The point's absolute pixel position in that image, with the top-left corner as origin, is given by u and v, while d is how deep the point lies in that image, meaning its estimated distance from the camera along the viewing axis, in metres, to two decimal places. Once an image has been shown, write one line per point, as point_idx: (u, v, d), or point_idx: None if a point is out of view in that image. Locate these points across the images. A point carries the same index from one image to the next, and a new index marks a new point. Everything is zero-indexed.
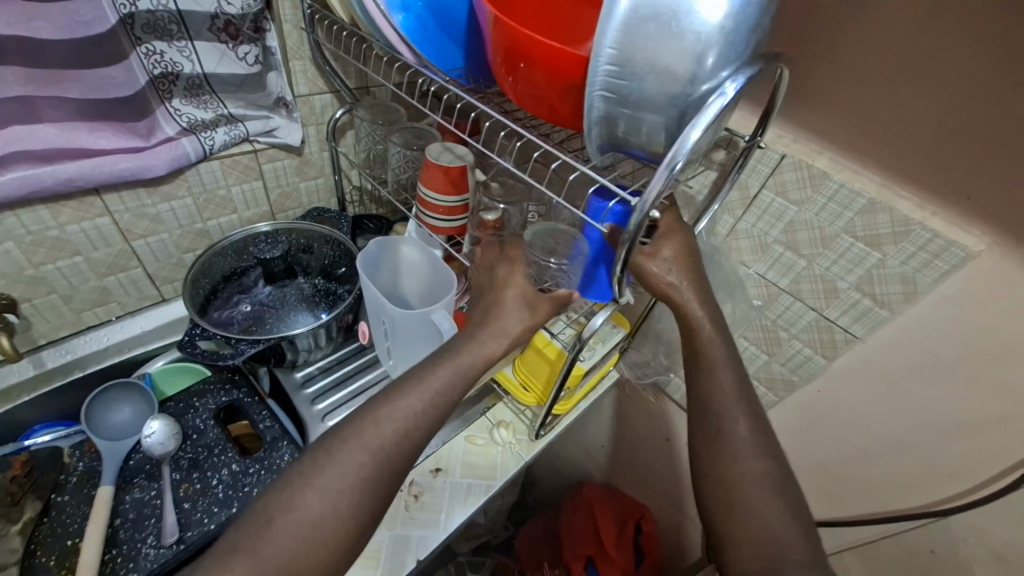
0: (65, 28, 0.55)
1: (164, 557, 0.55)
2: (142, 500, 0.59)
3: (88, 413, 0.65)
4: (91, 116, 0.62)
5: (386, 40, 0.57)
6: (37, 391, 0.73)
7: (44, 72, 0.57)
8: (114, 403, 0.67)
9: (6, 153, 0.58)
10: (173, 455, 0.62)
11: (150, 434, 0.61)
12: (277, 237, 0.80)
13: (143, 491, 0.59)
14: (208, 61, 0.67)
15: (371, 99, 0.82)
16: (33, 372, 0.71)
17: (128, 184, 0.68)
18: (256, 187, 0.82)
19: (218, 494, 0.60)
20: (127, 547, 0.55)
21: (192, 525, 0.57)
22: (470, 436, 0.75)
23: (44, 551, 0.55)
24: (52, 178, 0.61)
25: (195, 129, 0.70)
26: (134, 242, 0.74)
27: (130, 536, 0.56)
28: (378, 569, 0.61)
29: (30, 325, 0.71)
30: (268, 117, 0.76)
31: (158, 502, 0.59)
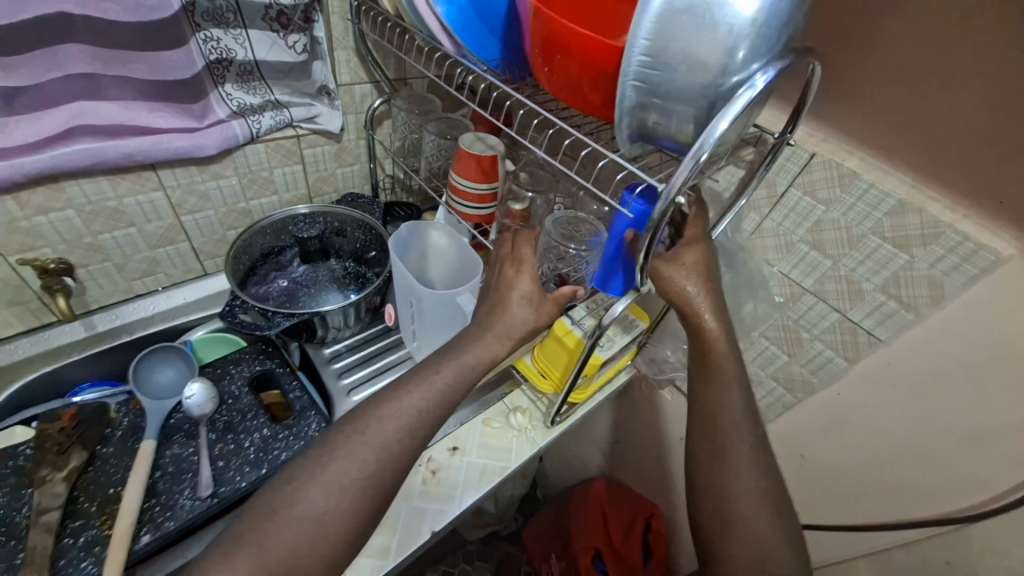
0: (133, 11, 0.59)
1: (198, 510, 0.58)
2: (180, 455, 0.62)
3: (136, 372, 0.69)
4: (151, 96, 0.67)
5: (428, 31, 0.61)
6: (86, 352, 0.78)
7: (112, 52, 0.61)
8: (157, 366, 0.71)
9: (72, 126, 0.63)
10: (209, 417, 0.66)
11: (190, 396, 0.64)
12: (314, 219, 0.84)
13: (181, 448, 0.63)
14: (260, 49, 0.71)
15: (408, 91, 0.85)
16: (85, 333, 0.76)
17: (182, 161, 0.73)
18: (296, 171, 0.86)
19: (249, 455, 0.63)
20: (165, 497, 0.58)
21: (225, 482, 0.60)
22: (487, 420, 0.77)
23: (86, 498, 0.58)
24: (113, 151, 0.66)
25: (244, 113, 0.74)
26: (183, 217, 0.79)
27: (168, 488, 0.59)
28: (394, 537, 0.63)
29: (85, 289, 0.76)
30: (311, 104, 0.80)
31: (195, 458, 0.62)
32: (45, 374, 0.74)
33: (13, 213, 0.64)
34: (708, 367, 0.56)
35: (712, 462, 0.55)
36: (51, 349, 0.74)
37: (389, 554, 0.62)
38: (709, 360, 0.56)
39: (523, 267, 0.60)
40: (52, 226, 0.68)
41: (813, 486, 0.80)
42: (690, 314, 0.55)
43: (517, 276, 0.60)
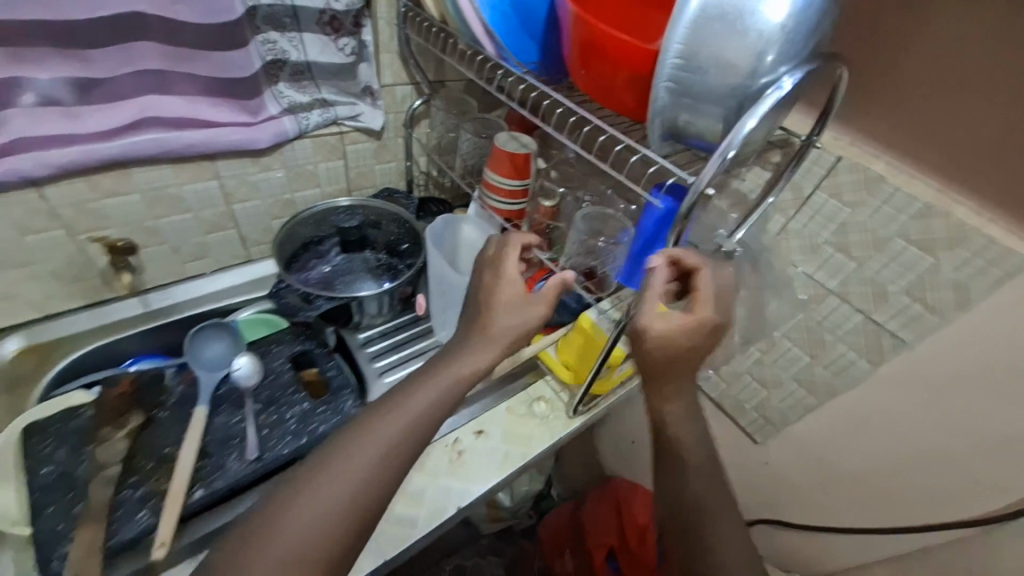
0: (204, 13, 0.65)
1: (242, 472, 0.62)
2: (228, 423, 0.66)
3: (189, 345, 0.73)
4: (215, 93, 0.73)
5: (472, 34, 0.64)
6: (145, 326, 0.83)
7: (182, 50, 0.67)
8: (205, 340, 0.74)
9: (143, 117, 0.69)
10: (256, 390, 0.71)
11: (237, 368, 0.71)
12: (354, 212, 0.89)
13: (229, 416, 0.67)
14: (311, 51, 0.76)
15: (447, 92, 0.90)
16: (142, 309, 0.82)
17: (237, 153, 0.78)
18: (338, 166, 0.91)
19: (290, 427, 0.67)
20: (215, 459, 0.63)
21: (269, 449, 0.65)
22: (511, 407, 0.79)
23: (142, 456, 0.62)
24: (178, 142, 0.72)
25: (294, 110, 0.80)
26: (234, 206, 0.84)
27: (218, 451, 0.64)
28: (421, 512, 0.66)
29: (144, 269, 0.82)
30: (354, 103, 0.85)
31: (242, 426, 0.66)
32: (102, 345, 0.79)
33: (86, 195, 0.70)
34: (654, 393, 0.57)
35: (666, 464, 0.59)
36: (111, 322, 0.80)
37: (412, 528, 0.65)
38: (665, 387, 0.56)
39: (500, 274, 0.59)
40: (119, 209, 0.74)
41: (834, 491, 0.80)
42: (654, 360, 0.53)
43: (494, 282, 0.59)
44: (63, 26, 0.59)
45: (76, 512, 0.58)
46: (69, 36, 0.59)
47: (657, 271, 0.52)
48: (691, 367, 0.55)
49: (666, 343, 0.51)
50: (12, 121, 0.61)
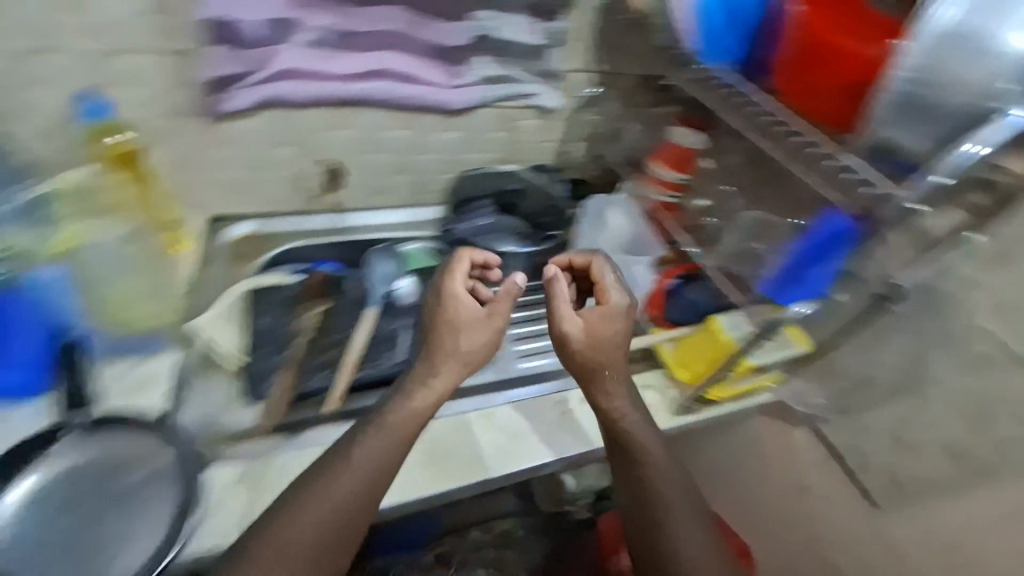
0: None
1: (392, 367, 0.73)
2: (387, 328, 0.78)
3: (367, 258, 0.88)
4: (432, 56, 0.80)
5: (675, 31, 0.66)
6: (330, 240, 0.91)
7: (420, 17, 0.76)
8: (382, 258, 0.87)
9: (378, 68, 0.78)
10: (412, 307, 0.82)
11: (401, 286, 0.83)
12: (514, 177, 0.97)
13: (389, 323, 0.79)
14: (514, 30, 0.83)
15: (623, 84, 0.93)
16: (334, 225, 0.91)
17: (430, 110, 0.87)
18: (504, 138, 0.97)
19: None
20: (375, 353, 0.75)
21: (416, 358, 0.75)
22: None
23: (324, 335, 0.75)
24: (397, 94, 0.81)
25: (487, 82, 0.87)
26: (416, 156, 0.90)
27: (378, 347, 0.76)
28: (519, 451, 0.69)
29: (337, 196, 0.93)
30: (532, 83, 0.91)
31: (397, 334, 0.78)
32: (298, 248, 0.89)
33: (316, 125, 0.81)
34: (600, 394, 0.61)
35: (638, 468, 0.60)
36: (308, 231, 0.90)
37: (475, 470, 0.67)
38: (603, 382, 0.61)
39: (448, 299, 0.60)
40: (336, 142, 0.83)
41: None
42: (580, 360, 0.61)
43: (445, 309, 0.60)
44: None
45: (274, 362, 0.71)
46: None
47: (552, 282, 0.62)
48: (620, 369, 0.61)
49: (591, 341, 0.60)
50: (275, 56, 0.71)
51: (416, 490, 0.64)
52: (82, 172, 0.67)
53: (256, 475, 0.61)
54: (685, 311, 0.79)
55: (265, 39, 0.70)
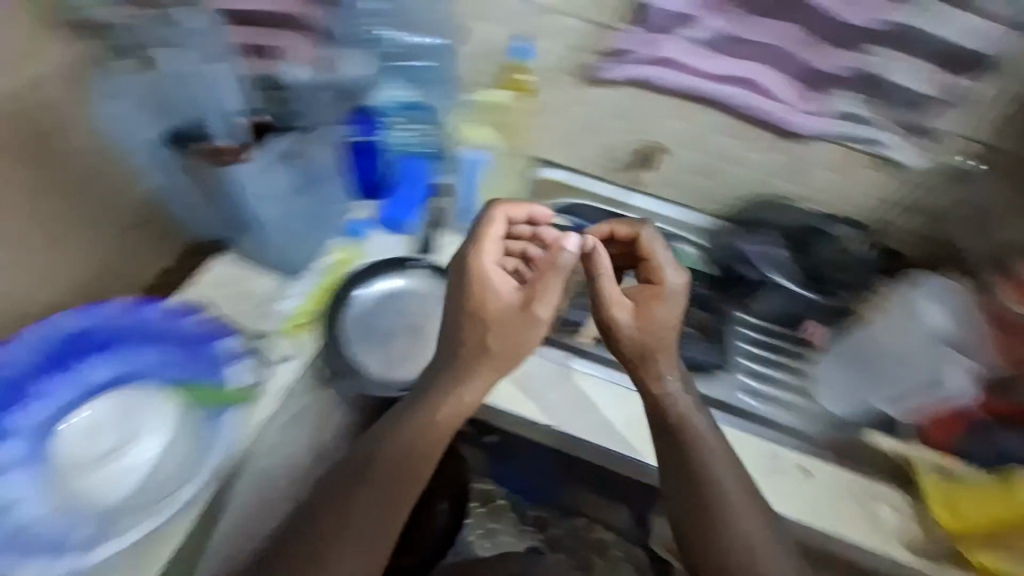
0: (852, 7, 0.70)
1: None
2: None
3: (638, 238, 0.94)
4: (800, 78, 0.77)
5: None
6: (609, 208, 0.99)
7: (808, 38, 0.73)
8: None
9: (738, 75, 0.79)
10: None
11: None
12: (826, 222, 0.89)
13: None
14: (911, 76, 0.73)
15: (1014, 167, 0.78)
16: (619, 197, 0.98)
17: (767, 127, 0.84)
18: (830, 179, 0.87)
19: None
20: None
21: None
22: (849, 483, 0.76)
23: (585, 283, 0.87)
24: (744, 103, 0.82)
25: (844, 117, 0.79)
26: (728, 166, 0.90)
27: None
28: None
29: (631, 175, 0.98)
30: (883, 130, 0.79)
31: None
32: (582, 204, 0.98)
33: (662, 112, 0.87)
34: (648, 374, 0.66)
35: (700, 475, 0.64)
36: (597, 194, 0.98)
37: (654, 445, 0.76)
38: (657, 364, 0.66)
39: (489, 280, 0.62)
40: (668, 130, 0.89)
41: None
42: (629, 348, 0.66)
43: (492, 288, 0.62)
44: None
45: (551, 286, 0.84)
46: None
47: (592, 257, 0.67)
48: (670, 351, 0.67)
49: (643, 325, 0.66)
50: (663, 43, 0.79)
51: (612, 441, 0.77)
52: (504, 97, 0.84)
53: None
54: (988, 454, 0.73)
55: (665, 29, 0.77)
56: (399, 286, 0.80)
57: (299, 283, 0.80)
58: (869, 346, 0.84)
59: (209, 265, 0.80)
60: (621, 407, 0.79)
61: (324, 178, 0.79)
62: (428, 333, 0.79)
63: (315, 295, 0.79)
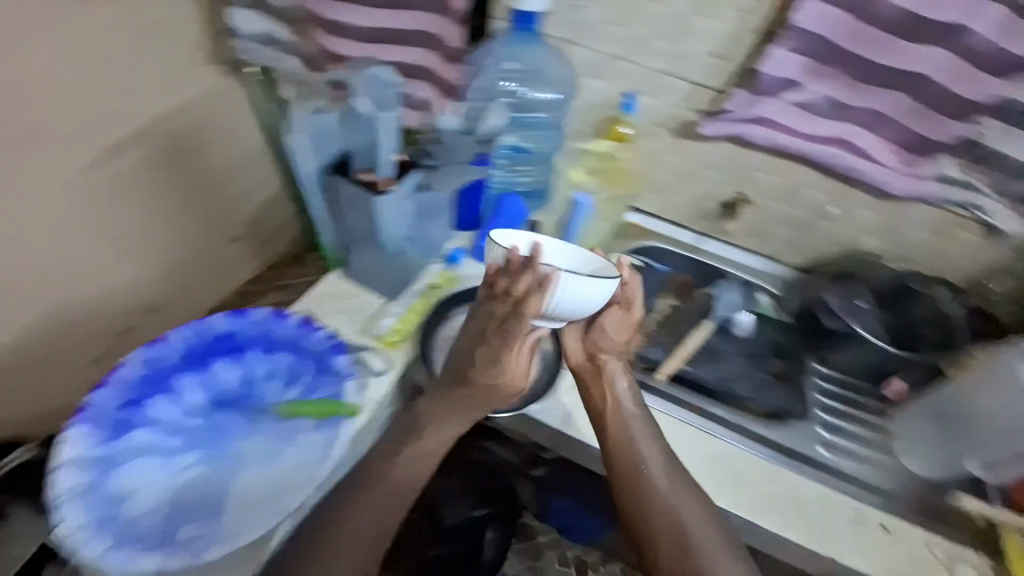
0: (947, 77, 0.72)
1: (717, 385, 0.83)
2: (720, 347, 0.89)
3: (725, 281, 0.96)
4: (904, 144, 0.79)
5: None
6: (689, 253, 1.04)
7: (923, 110, 0.75)
8: (731, 287, 0.95)
9: (843, 136, 0.82)
10: (749, 342, 0.90)
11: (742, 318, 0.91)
12: (918, 281, 0.87)
13: (722, 345, 0.89)
14: (1018, 147, 0.74)
15: None
16: (694, 242, 1.04)
17: (866, 185, 0.86)
18: (923, 239, 0.88)
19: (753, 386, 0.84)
20: (704, 355, 0.87)
21: (736, 385, 0.84)
22: (931, 543, 0.72)
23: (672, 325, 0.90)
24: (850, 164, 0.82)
25: (946, 182, 0.80)
26: (822, 221, 0.94)
27: (704, 355, 0.87)
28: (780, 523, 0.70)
29: (720, 225, 1.02)
30: (982, 194, 0.80)
31: (725, 356, 0.87)
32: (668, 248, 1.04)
33: (757, 165, 0.91)
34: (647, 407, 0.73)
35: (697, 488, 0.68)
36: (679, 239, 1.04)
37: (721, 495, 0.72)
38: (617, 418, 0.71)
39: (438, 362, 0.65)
40: (763, 185, 0.93)
41: None
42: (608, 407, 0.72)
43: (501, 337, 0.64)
44: (884, 65, 0.74)
45: None
46: (907, 37, 0.71)
47: (627, 283, 0.72)
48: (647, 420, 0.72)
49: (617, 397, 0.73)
50: (762, 104, 0.82)
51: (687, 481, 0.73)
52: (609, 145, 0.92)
53: None
54: None
55: (767, 92, 0.81)
56: None
57: (400, 302, 0.80)
58: (964, 404, 0.74)
59: (323, 278, 0.82)
60: (695, 447, 0.76)
61: None
62: None
63: (411, 315, 0.79)
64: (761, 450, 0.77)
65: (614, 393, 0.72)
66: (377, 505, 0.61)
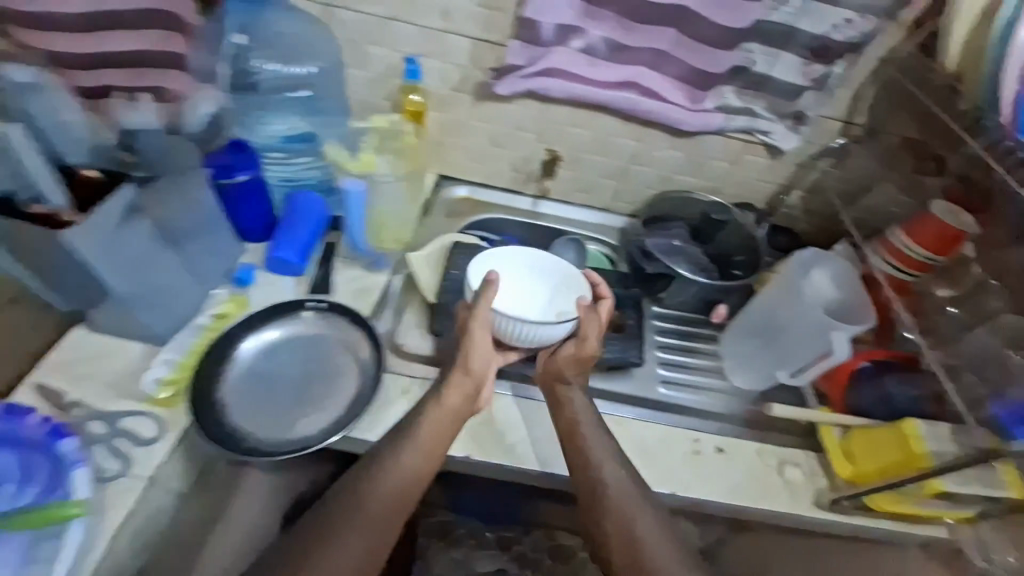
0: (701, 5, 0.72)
1: None
2: None
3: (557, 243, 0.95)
4: (684, 79, 0.80)
5: (995, 98, 0.60)
6: (525, 219, 1.00)
7: (691, 41, 0.75)
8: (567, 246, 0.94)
9: (630, 80, 0.80)
10: None
11: None
12: (725, 211, 0.91)
13: None
14: (779, 68, 0.77)
15: (882, 141, 0.82)
16: (529, 208, 1.01)
17: (664, 125, 0.86)
18: (724, 168, 0.91)
19: None
20: None
21: None
22: (762, 452, 0.75)
23: None
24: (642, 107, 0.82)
25: (727, 111, 0.83)
26: (636, 165, 0.93)
27: None
28: None
29: (549, 185, 0.99)
30: (761, 118, 0.83)
31: None
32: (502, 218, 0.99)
33: (561, 119, 0.88)
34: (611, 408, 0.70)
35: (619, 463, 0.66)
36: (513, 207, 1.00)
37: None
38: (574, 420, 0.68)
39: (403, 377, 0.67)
40: (573, 139, 0.91)
41: None
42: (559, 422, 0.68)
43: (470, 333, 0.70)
44: None
45: None
46: None
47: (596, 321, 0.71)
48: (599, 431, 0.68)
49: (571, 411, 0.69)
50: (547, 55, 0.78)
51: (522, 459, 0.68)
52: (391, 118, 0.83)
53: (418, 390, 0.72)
54: (875, 405, 0.73)
55: (547, 42, 0.77)
56: (277, 338, 0.72)
57: (174, 345, 0.69)
58: (769, 314, 0.80)
59: (67, 337, 0.68)
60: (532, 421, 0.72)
61: (192, 232, 0.70)
62: (327, 373, 0.70)
63: (190, 360, 0.68)
64: (620, 409, 0.77)
65: (568, 415, 0.68)
66: (371, 511, 0.58)
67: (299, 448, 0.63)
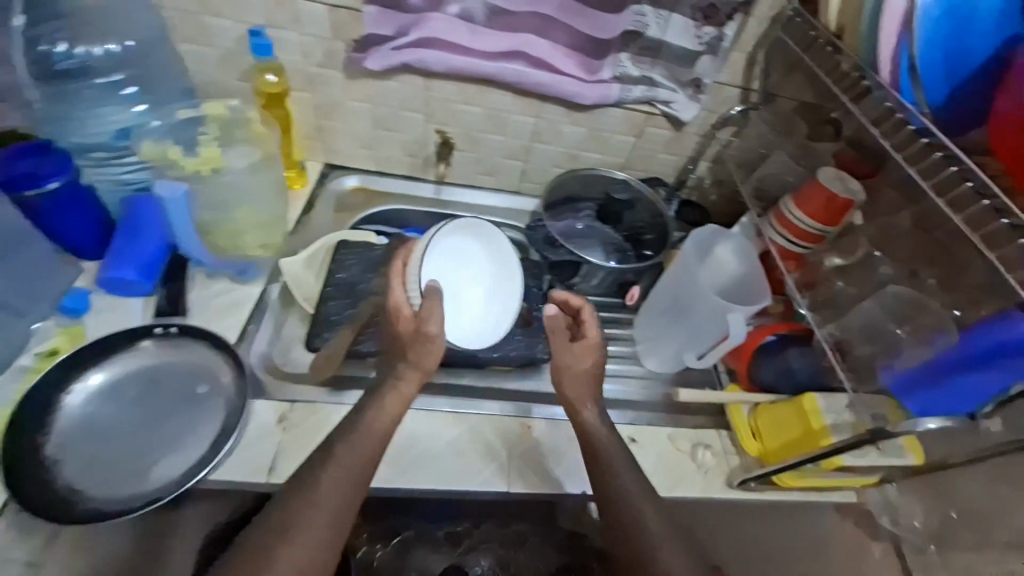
0: None
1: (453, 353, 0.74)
2: None
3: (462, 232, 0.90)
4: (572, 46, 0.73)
5: (873, 58, 0.56)
6: (426, 208, 0.92)
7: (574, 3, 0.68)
8: None
9: (516, 49, 0.72)
10: None
11: None
12: (629, 187, 0.86)
13: None
14: (670, 31, 0.72)
15: (779, 106, 0.79)
16: (432, 196, 0.92)
17: (559, 99, 0.79)
18: (628, 142, 0.87)
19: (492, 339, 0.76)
20: None
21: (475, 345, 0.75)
22: (673, 437, 0.72)
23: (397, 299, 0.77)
24: (531, 79, 0.74)
25: (623, 80, 0.77)
26: (537, 144, 0.87)
27: None
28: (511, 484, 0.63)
29: (448, 170, 0.90)
30: (659, 87, 0.78)
31: None
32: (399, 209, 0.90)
33: (448, 95, 0.79)
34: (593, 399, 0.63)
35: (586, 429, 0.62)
36: (411, 196, 0.91)
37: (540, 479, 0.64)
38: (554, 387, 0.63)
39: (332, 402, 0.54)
40: (465, 117, 0.82)
41: None
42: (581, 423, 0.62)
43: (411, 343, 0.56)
44: None
45: (345, 317, 0.73)
46: None
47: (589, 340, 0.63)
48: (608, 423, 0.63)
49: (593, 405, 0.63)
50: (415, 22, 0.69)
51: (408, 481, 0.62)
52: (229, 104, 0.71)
53: (291, 418, 0.62)
54: (778, 379, 0.72)
55: (416, 7, 0.68)
56: (101, 384, 0.60)
57: None
58: (673, 293, 0.77)
59: None
60: (428, 433, 0.66)
61: None
62: (175, 409, 0.60)
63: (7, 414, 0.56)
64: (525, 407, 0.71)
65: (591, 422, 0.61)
66: (343, 469, 0.51)
67: (145, 502, 0.53)
